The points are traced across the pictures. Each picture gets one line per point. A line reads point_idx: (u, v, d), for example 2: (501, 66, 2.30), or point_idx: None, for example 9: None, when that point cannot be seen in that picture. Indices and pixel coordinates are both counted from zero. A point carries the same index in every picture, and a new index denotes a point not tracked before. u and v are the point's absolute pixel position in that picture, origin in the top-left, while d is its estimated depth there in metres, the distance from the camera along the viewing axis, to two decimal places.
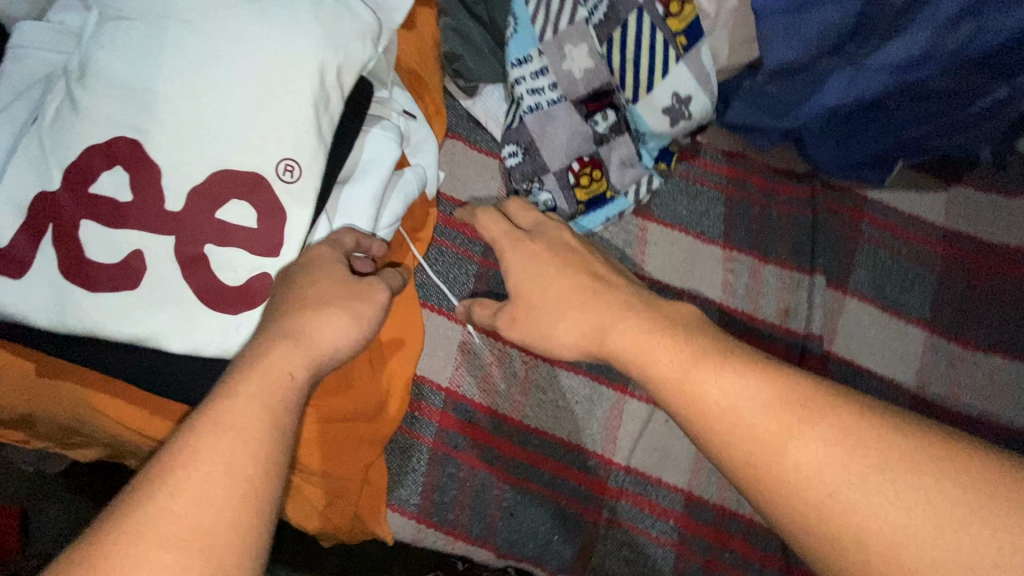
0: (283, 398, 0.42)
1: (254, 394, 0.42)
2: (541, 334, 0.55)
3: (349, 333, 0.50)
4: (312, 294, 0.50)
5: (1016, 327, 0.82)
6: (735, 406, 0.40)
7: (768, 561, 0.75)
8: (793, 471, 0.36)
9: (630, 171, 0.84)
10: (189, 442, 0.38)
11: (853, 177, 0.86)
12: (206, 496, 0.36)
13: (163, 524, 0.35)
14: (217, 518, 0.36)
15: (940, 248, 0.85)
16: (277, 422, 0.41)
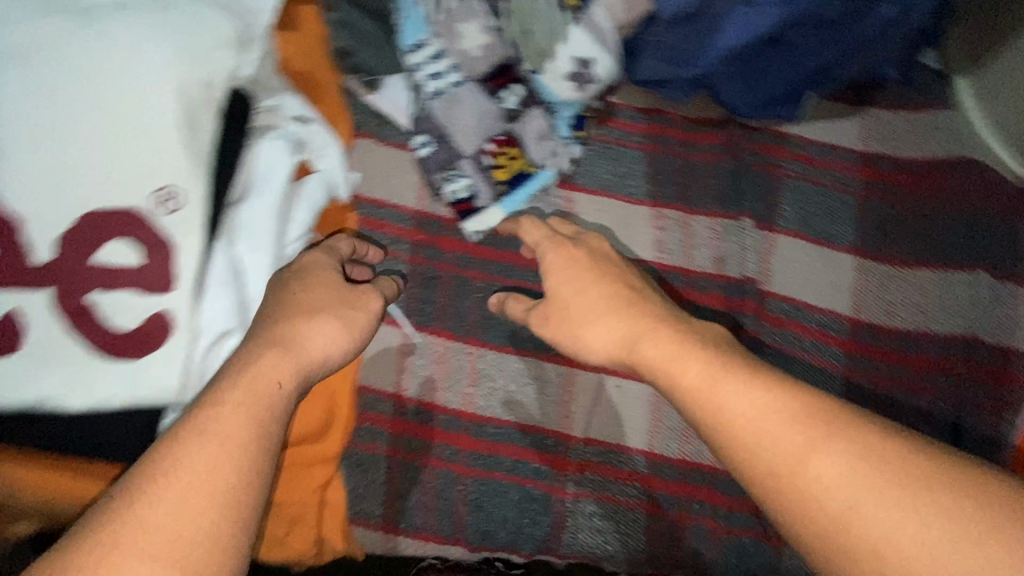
0: (270, 408, 0.48)
1: (240, 404, 0.47)
2: (573, 338, 0.58)
3: (338, 341, 0.55)
4: (307, 303, 0.56)
5: (946, 238, 0.83)
6: (759, 419, 0.42)
7: (737, 504, 0.76)
8: (814, 484, 0.39)
9: (546, 144, 0.82)
10: (176, 452, 0.43)
11: (768, 116, 0.87)
12: (185, 500, 0.41)
13: (146, 531, 0.40)
14: (198, 523, 0.41)
15: (860, 172, 0.86)
16: (264, 431, 0.46)
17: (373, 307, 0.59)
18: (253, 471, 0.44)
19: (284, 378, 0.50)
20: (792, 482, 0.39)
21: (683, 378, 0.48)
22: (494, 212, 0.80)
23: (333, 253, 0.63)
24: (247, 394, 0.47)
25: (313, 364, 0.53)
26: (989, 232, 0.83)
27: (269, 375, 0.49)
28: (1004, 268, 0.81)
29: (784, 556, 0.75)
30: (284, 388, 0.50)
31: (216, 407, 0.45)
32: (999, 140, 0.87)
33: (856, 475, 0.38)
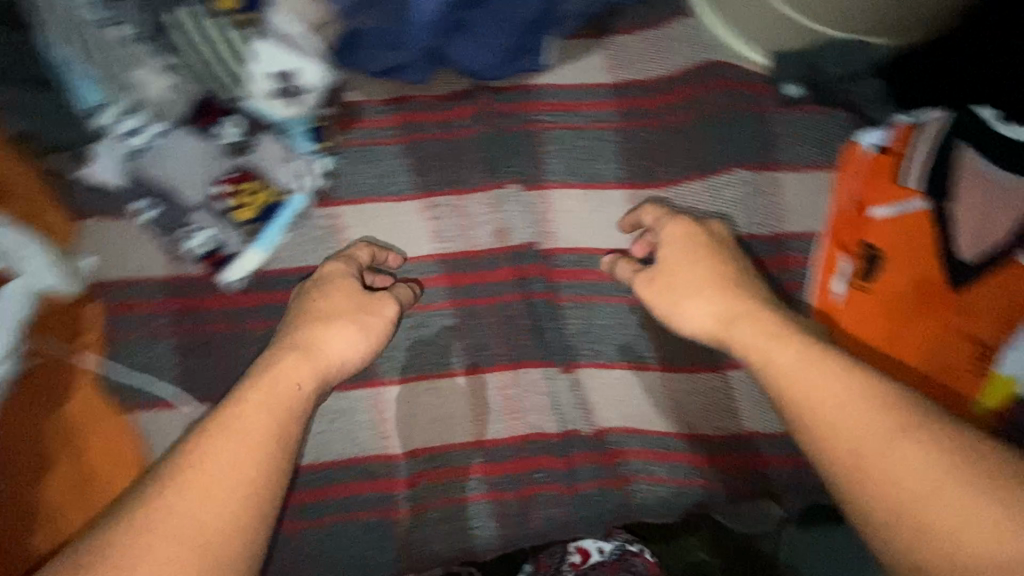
0: (292, 406, 0.61)
1: (261, 401, 0.60)
2: (671, 304, 0.71)
3: (353, 344, 0.68)
4: (327, 309, 0.69)
5: (710, 143, 0.85)
6: (839, 407, 0.54)
7: (583, 457, 0.78)
8: (887, 476, 0.49)
9: (290, 166, 0.77)
10: (206, 445, 0.56)
11: (512, 72, 0.84)
12: (219, 479, 0.54)
13: (176, 513, 0.51)
14: (216, 502, 0.53)
15: (613, 106, 0.86)
16: (282, 429, 0.59)
17: (386, 312, 0.72)
18: (267, 458, 0.57)
19: (303, 379, 0.63)
20: (863, 453, 0.51)
21: (779, 358, 0.60)
22: (250, 256, 0.75)
23: (351, 264, 0.74)
24: (276, 392, 0.61)
25: (331, 362, 0.66)
26: (743, 128, 0.85)
27: (291, 377, 0.62)
28: (759, 160, 0.84)
29: (632, 494, 0.79)
30: (303, 389, 0.63)
31: (241, 406, 0.58)
32: (736, 33, 0.86)
33: (921, 448, 0.49)
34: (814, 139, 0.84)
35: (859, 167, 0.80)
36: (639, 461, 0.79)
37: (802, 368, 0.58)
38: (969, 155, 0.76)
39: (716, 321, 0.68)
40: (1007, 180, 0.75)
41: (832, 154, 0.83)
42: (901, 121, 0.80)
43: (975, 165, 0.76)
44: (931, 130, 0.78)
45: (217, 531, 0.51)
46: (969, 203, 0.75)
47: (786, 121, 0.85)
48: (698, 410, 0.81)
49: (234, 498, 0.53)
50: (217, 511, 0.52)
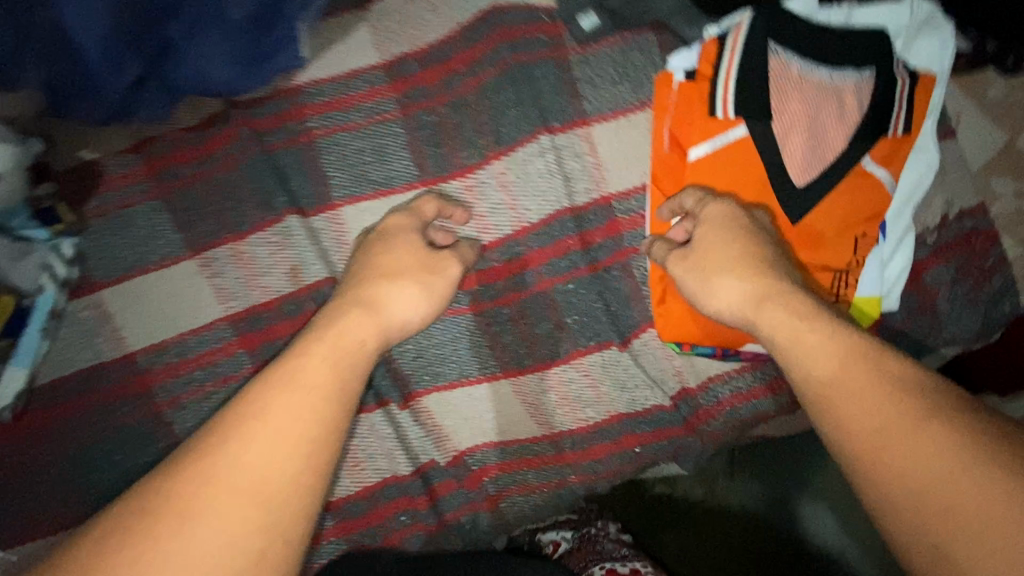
0: (355, 366, 0.53)
1: (325, 355, 0.52)
2: (705, 282, 0.62)
3: (416, 304, 0.63)
4: (390, 264, 0.63)
5: (509, 106, 0.72)
6: (857, 392, 0.49)
7: (445, 488, 0.74)
8: (900, 468, 0.44)
9: (27, 262, 0.65)
10: (261, 397, 0.48)
11: (267, 77, 0.71)
12: (278, 433, 0.46)
13: (228, 471, 0.44)
14: (280, 457, 0.45)
15: (388, 92, 0.73)
16: (347, 389, 0.51)
17: (450, 273, 0.66)
18: (336, 416, 0.49)
19: (368, 337, 0.56)
20: (882, 437, 0.46)
21: (813, 338, 0.54)
22: (10, 376, 0.65)
23: (415, 219, 0.68)
24: (344, 349, 0.54)
25: (394, 323, 0.60)
26: (544, 79, 0.72)
27: (351, 334, 0.56)
28: (566, 118, 0.72)
29: (505, 510, 0.75)
30: (367, 345, 0.56)
31: (307, 359, 0.51)
32: None
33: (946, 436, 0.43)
34: (622, 77, 0.72)
35: (672, 102, 0.68)
36: (507, 474, 0.75)
37: (830, 345, 0.53)
38: (782, 60, 0.65)
39: (751, 296, 0.59)
40: (828, 83, 0.65)
41: (644, 92, 0.71)
42: (706, 38, 0.67)
43: (791, 70, 0.65)
44: (736, 42, 0.65)
45: (280, 489, 0.44)
46: (789, 119, 0.65)
47: (588, 62, 0.72)
48: (558, 409, 0.74)
49: (296, 462, 0.46)
50: (283, 466, 0.45)
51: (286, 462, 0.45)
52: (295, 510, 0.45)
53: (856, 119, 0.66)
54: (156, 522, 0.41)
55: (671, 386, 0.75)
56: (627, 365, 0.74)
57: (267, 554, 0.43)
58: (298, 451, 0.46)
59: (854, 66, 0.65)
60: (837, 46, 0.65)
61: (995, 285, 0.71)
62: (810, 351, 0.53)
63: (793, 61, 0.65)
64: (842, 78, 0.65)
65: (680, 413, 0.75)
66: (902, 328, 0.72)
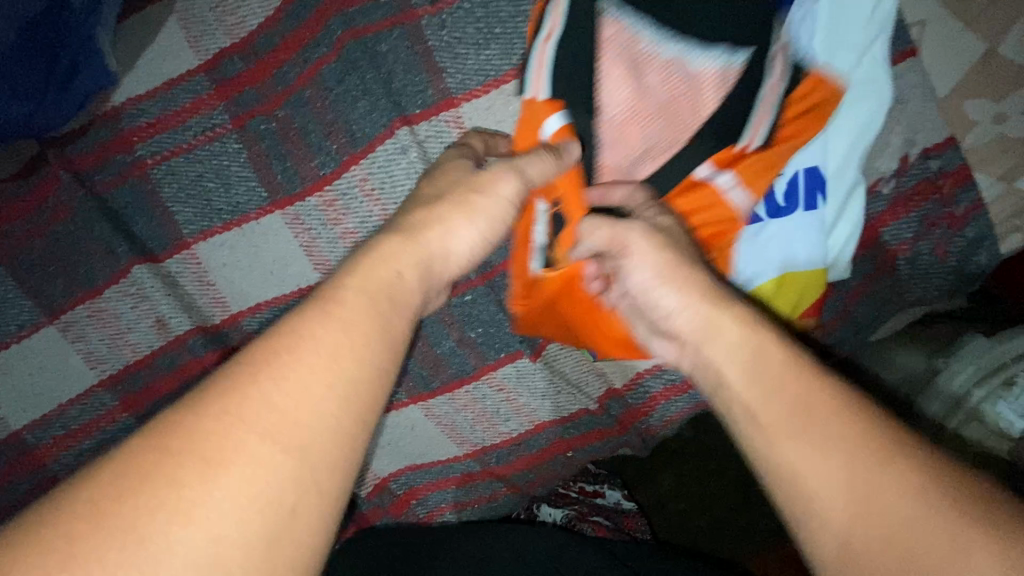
0: (393, 294, 0.35)
1: (360, 284, 0.34)
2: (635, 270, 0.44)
3: (462, 233, 0.41)
4: (429, 191, 0.43)
5: (358, 95, 0.60)
6: (764, 383, 0.34)
7: (375, 513, 0.72)
8: (816, 471, 0.30)
9: None
10: (294, 324, 0.31)
11: (77, 100, 0.61)
12: (311, 378, 0.29)
13: (262, 411, 0.28)
14: (303, 418, 0.28)
15: (215, 101, 0.62)
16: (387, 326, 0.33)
17: (503, 192, 0.43)
18: (383, 359, 0.32)
19: (406, 267, 0.37)
20: (790, 432, 0.32)
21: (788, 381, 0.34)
22: None
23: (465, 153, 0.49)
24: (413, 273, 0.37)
25: (442, 258, 0.40)
26: (393, 58, 0.59)
27: (390, 259, 0.36)
28: (427, 102, 0.59)
29: None
30: (408, 277, 0.36)
31: (334, 287, 0.33)
32: None
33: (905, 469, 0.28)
34: (486, 38, 0.57)
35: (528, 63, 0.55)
36: (433, 494, 0.72)
37: (754, 356, 0.36)
38: (621, 29, 0.50)
39: (702, 306, 0.39)
40: (677, 63, 0.50)
41: (516, 54, 0.57)
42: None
43: (633, 42, 0.50)
44: (556, 21, 0.51)
45: (321, 433, 0.28)
46: (618, 109, 0.51)
47: (444, 23, 0.57)
48: (476, 426, 0.69)
49: (333, 416, 0.29)
50: (321, 418, 0.28)
51: (317, 418, 0.28)
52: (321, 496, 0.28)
53: (703, 113, 0.50)
54: (184, 461, 0.26)
55: (595, 388, 0.68)
56: (543, 373, 0.67)
57: (307, 529, 0.27)
58: (334, 397, 0.29)
59: (716, 46, 0.49)
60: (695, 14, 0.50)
61: (968, 235, 0.58)
62: (744, 376, 0.35)
63: (638, 31, 0.50)
64: (694, 58, 0.49)
65: (610, 414, 0.69)
66: (855, 297, 0.61)
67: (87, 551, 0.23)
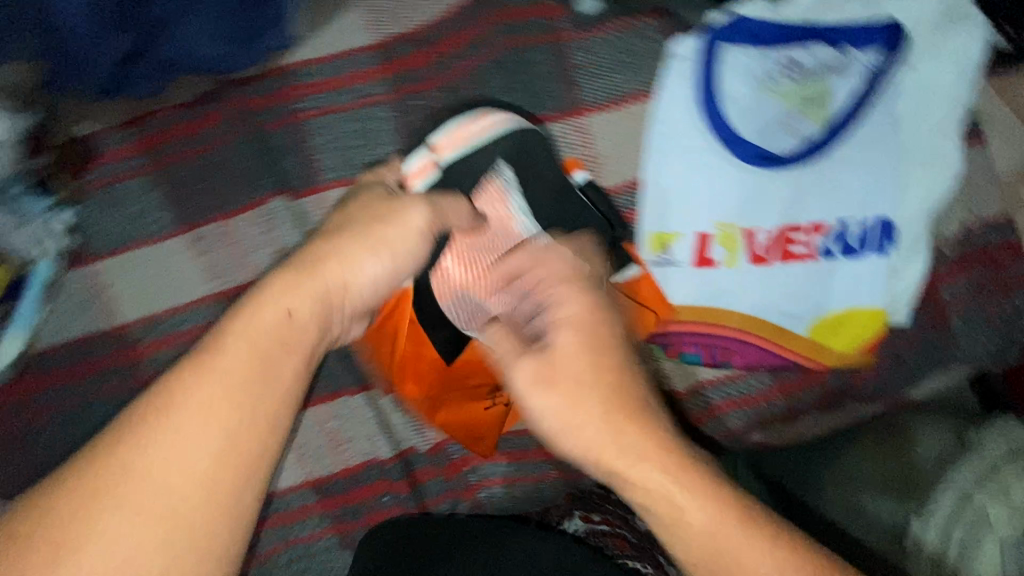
0: (279, 353, 0.45)
1: (247, 339, 0.44)
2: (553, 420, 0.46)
3: (367, 275, 0.50)
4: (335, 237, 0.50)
5: (504, 91, 0.69)
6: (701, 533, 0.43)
7: (427, 473, 0.73)
8: None
9: (25, 232, 0.68)
10: (161, 406, 0.41)
11: (253, 56, 0.71)
12: (203, 431, 0.41)
13: (153, 462, 0.40)
14: (192, 469, 0.40)
15: (379, 75, 0.71)
16: (277, 380, 0.44)
17: (411, 223, 0.51)
18: (279, 405, 0.44)
19: (299, 310, 0.47)
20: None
21: (690, 518, 0.43)
22: (9, 343, 0.68)
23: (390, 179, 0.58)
24: (307, 299, 0.47)
25: (346, 301, 0.50)
26: (540, 67, 0.69)
27: (286, 312, 0.46)
28: (562, 105, 0.68)
29: (484, 501, 0.74)
30: (299, 319, 0.46)
31: (218, 345, 0.44)
32: None
33: (774, 558, 0.41)
34: (624, 64, 0.67)
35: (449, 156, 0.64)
36: (483, 466, 0.73)
37: (680, 507, 0.43)
38: (504, 204, 0.61)
39: (619, 447, 0.45)
40: None
41: (644, 81, 0.67)
42: (483, 123, 0.64)
43: (505, 210, 0.60)
44: (469, 133, 0.63)
45: (217, 481, 0.41)
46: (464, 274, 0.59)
47: (590, 47, 0.68)
48: None
49: (215, 475, 0.41)
50: (233, 452, 0.41)
51: (218, 480, 0.41)
52: (235, 513, 0.41)
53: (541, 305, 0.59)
54: (100, 498, 0.39)
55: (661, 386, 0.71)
56: None
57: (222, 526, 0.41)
58: (242, 442, 0.42)
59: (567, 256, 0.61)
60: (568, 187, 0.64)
61: (1016, 303, 0.65)
62: (677, 530, 0.43)
63: (513, 194, 0.61)
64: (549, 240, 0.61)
65: None
66: (909, 344, 0.68)
67: (78, 517, 0.38)
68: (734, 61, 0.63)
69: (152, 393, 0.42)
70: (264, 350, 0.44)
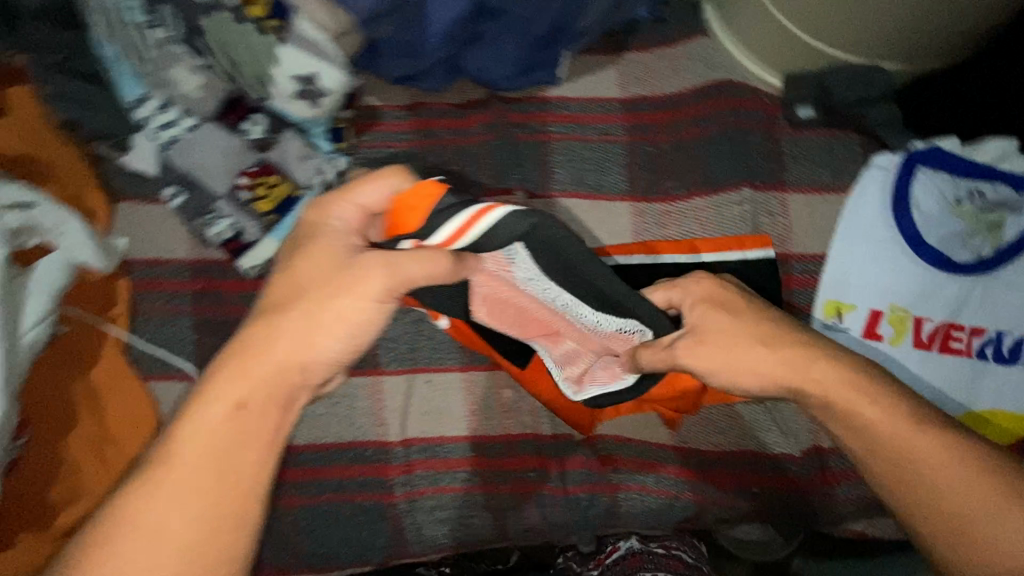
0: (251, 426, 0.56)
1: (221, 419, 0.55)
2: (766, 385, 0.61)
3: (319, 350, 0.57)
4: (282, 308, 0.57)
5: (721, 159, 0.84)
6: (882, 430, 0.60)
7: (576, 462, 0.79)
8: (917, 471, 0.59)
9: (310, 162, 0.82)
10: (138, 489, 0.54)
11: (525, 84, 0.87)
12: (196, 496, 0.54)
13: (123, 544, 0.52)
14: (178, 531, 0.53)
15: (620, 120, 0.87)
16: (255, 448, 0.56)
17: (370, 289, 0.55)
18: (259, 465, 0.56)
19: (252, 399, 0.56)
20: (900, 462, 0.59)
21: (872, 418, 0.60)
22: (266, 244, 0.79)
23: (324, 228, 0.58)
24: (267, 376, 0.56)
25: (301, 376, 0.57)
26: (756, 147, 0.84)
27: (249, 396, 0.56)
28: (769, 180, 0.83)
29: (621, 502, 0.79)
30: (251, 405, 0.56)
31: (199, 416, 0.55)
32: (753, 56, 0.87)
33: (934, 443, 0.59)
34: (826, 162, 0.83)
35: (415, 216, 0.56)
36: (627, 470, 0.80)
37: (867, 410, 0.60)
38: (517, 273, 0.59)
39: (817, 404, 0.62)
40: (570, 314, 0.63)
41: (840, 178, 0.82)
42: (482, 213, 0.52)
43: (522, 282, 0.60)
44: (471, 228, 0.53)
45: (211, 535, 0.53)
46: (494, 303, 0.65)
47: (797, 143, 0.84)
48: (691, 427, 0.81)
49: (214, 526, 0.54)
50: (220, 509, 0.54)
51: (217, 532, 0.54)
52: (226, 557, 0.54)
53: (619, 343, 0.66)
54: (97, 559, 0.52)
55: (804, 440, 0.81)
56: (764, 409, 0.81)
57: (218, 563, 0.53)
58: (233, 497, 0.54)
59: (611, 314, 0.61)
60: (597, 276, 0.56)
61: None
62: (866, 430, 0.60)
63: (525, 273, 0.58)
64: (583, 309, 0.62)
65: (807, 466, 0.80)
66: None
67: None
68: (928, 180, 0.77)
69: (102, 516, 0.53)
70: (233, 430, 0.55)
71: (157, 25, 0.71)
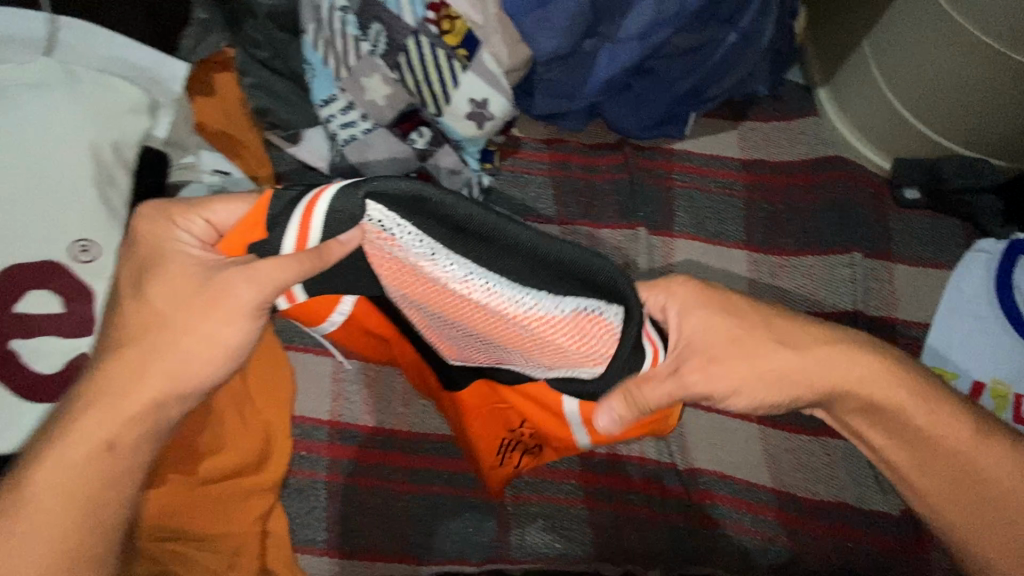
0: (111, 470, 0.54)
1: (79, 459, 0.53)
2: None
3: (194, 374, 0.55)
4: (133, 340, 0.54)
5: (831, 226, 0.92)
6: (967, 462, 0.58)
7: (674, 491, 0.81)
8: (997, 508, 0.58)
9: (459, 177, 0.90)
10: None
11: (656, 135, 0.95)
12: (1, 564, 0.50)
13: None
14: None
15: (740, 178, 0.96)
16: (116, 488, 0.54)
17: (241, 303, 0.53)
18: (115, 503, 0.54)
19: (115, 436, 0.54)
20: (969, 498, 0.58)
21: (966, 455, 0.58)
22: None
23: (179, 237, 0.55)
24: (138, 415, 0.54)
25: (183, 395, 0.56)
26: (865, 219, 0.92)
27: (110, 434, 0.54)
28: (875, 248, 0.90)
29: (718, 537, 0.79)
30: (118, 446, 0.54)
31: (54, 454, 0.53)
32: (863, 138, 0.96)
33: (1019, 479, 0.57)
34: (927, 240, 0.91)
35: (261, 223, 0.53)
36: (724, 506, 0.81)
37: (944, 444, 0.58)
38: (389, 238, 0.52)
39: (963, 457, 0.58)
40: (497, 302, 0.52)
41: (944, 255, 0.90)
42: (311, 206, 0.51)
43: (399, 248, 0.52)
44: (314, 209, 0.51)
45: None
46: (416, 304, 0.58)
47: (901, 219, 0.92)
48: (792, 471, 0.83)
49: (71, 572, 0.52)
50: (74, 548, 0.52)
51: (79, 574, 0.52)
52: None
53: (581, 347, 0.53)
54: None
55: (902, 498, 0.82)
56: (863, 460, 0.84)
57: None
58: (92, 532, 0.53)
59: (529, 290, 0.51)
60: (490, 226, 0.50)
61: None
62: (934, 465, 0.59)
63: (405, 236, 0.51)
64: (504, 286, 0.51)
65: (906, 525, 0.81)
66: None
67: None
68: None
69: None
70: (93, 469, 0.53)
71: (365, 39, 0.82)
